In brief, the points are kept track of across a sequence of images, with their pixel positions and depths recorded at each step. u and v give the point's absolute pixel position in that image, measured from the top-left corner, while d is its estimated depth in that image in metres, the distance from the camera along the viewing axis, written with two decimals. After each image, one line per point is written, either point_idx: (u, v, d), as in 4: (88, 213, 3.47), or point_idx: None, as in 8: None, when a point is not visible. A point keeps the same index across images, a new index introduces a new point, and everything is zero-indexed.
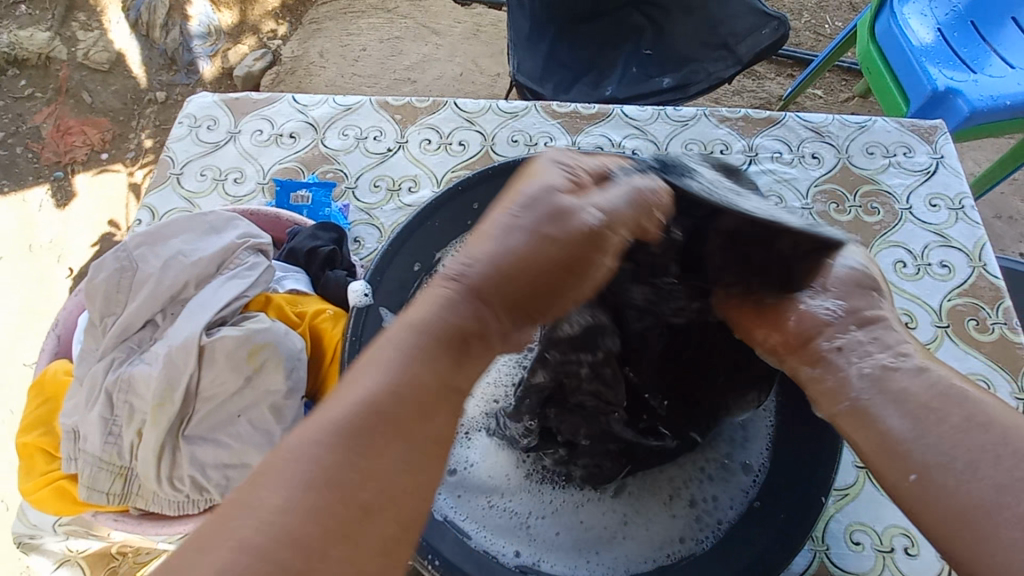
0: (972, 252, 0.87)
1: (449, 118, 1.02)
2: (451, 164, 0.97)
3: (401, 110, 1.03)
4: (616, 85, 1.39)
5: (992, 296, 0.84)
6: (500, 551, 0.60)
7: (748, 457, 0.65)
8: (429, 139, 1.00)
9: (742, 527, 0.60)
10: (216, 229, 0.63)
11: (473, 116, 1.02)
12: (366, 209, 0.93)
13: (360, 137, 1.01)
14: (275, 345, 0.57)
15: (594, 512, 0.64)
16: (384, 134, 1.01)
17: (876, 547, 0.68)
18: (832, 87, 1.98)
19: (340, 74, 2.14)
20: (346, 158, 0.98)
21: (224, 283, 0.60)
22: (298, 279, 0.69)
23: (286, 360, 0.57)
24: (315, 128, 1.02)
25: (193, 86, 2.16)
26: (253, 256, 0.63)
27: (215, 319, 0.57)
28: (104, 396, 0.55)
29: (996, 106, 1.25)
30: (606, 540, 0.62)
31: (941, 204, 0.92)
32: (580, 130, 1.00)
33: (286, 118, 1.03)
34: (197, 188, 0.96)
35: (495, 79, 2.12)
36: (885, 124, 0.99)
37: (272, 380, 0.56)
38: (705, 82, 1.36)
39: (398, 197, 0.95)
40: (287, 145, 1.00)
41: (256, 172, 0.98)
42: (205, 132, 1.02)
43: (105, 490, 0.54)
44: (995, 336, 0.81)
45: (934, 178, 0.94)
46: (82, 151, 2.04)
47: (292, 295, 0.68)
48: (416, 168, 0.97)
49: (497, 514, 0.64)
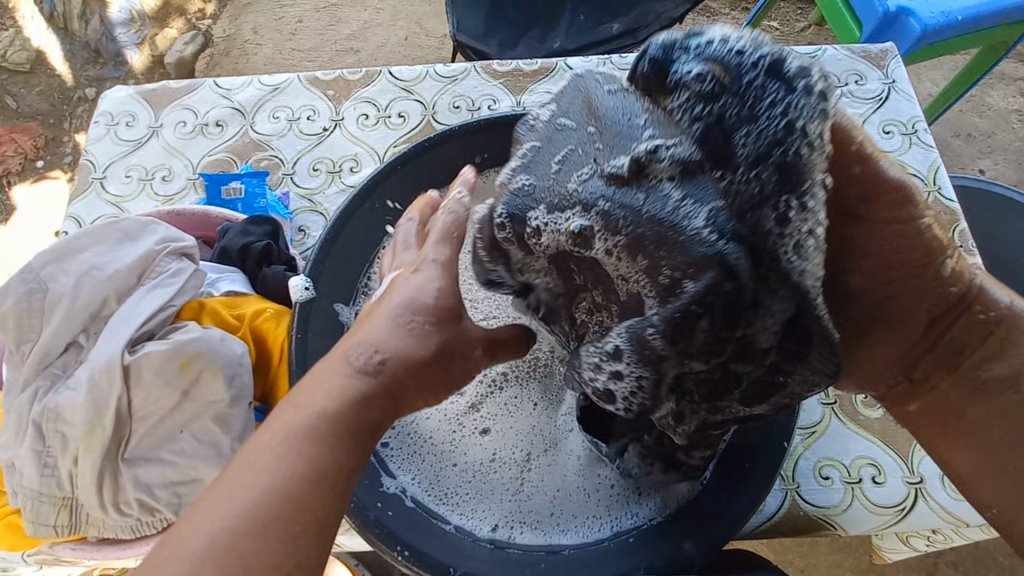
0: (927, 177, 0.86)
1: (385, 89, 0.96)
2: (392, 139, 0.92)
3: (333, 85, 0.97)
4: (564, 36, 1.32)
5: (948, 219, 0.84)
6: (475, 523, 0.61)
7: None
8: (366, 114, 0.94)
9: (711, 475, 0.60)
10: (132, 236, 0.58)
11: (410, 85, 0.96)
12: (308, 195, 0.89)
13: (293, 119, 0.94)
14: (209, 355, 0.54)
15: (579, 475, 0.63)
16: (318, 113, 0.95)
17: (845, 480, 0.70)
18: (788, 17, 1.93)
19: (278, 51, 2.02)
20: (280, 143, 0.93)
21: (146, 294, 0.56)
22: (234, 280, 0.66)
23: (224, 368, 0.54)
24: (244, 114, 0.95)
25: (122, 79, 2.01)
26: (176, 261, 0.58)
27: (140, 334, 0.54)
28: (33, 429, 0.52)
29: (947, 23, 1.22)
30: (585, 505, 0.62)
31: (894, 130, 0.90)
32: (524, 89, 0.95)
33: (210, 106, 0.96)
34: (124, 191, 0.90)
35: (442, 40, 2.01)
36: (836, 52, 0.96)
37: (212, 390, 0.54)
38: (656, 24, 1.30)
39: (340, 178, 0.90)
40: (214, 135, 0.94)
41: (184, 167, 0.92)
42: (124, 129, 0.95)
43: (51, 523, 0.52)
44: None
45: (887, 104, 0.92)
46: (15, 161, 1.91)
47: (229, 297, 0.65)
48: (356, 147, 0.92)
49: (479, 487, 0.63)
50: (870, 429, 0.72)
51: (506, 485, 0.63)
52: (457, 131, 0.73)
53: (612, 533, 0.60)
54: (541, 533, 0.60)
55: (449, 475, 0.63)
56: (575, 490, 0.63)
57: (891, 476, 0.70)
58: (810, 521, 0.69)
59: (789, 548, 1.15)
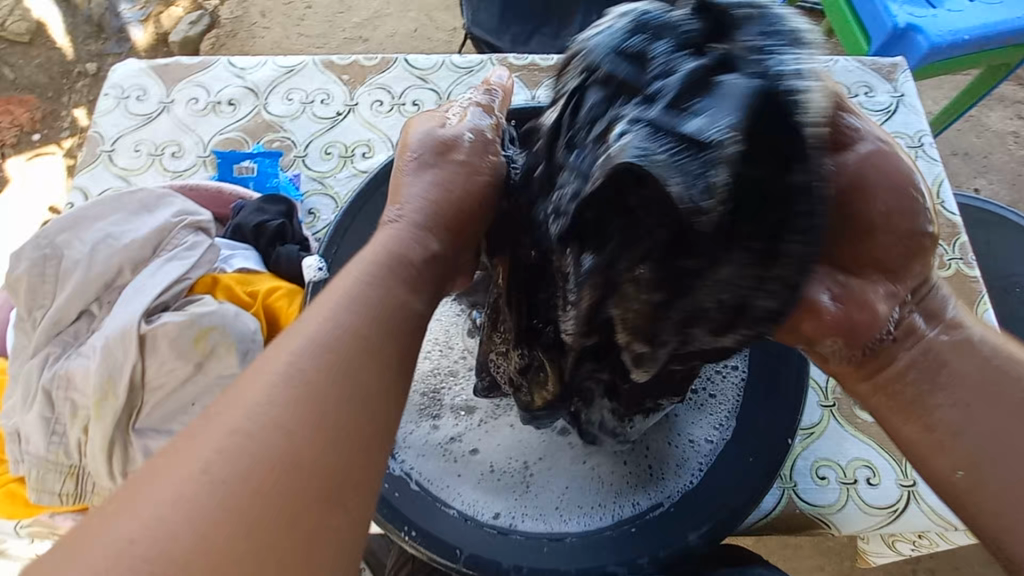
0: (931, 189, 0.88)
1: (400, 77, 0.96)
2: (405, 127, 0.92)
3: (348, 70, 0.97)
4: (577, 35, 1.33)
5: (950, 232, 0.85)
6: (479, 510, 0.60)
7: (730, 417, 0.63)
8: (380, 101, 0.94)
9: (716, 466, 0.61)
10: (149, 207, 0.58)
11: (426, 74, 0.96)
12: (319, 178, 0.88)
13: (306, 101, 0.94)
14: (224, 329, 0.53)
15: (586, 470, 0.63)
16: (331, 97, 0.94)
17: (841, 480, 0.71)
18: None
19: (285, 36, 2.01)
20: (292, 125, 0.92)
21: (163, 265, 0.56)
22: (248, 258, 0.65)
23: (238, 343, 0.54)
24: (256, 94, 0.95)
25: (125, 55, 1.98)
26: (192, 235, 0.58)
27: (155, 305, 0.54)
28: (42, 395, 0.51)
29: (954, 42, 1.24)
30: (592, 494, 0.62)
31: (901, 143, 0.91)
32: (539, 84, 0.95)
33: (222, 84, 0.96)
34: (133, 164, 0.90)
35: (452, 34, 2.01)
36: (847, 64, 0.98)
37: (225, 364, 0.54)
38: None
39: (352, 163, 0.89)
40: (226, 113, 0.93)
41: (195, 144, 0.91)
42: (134, 103, 0.95)
43: (56, 491, 0.52)
44: (951, 271, 0.82)
45: (894, 117, 0.93)
46: (11, 133, 1.88)
47: (242, 274, 0.64)
48: (369, 132, 0.92)
49: (485, 481, 0.62)
50: (868, 432, 0.74)
51: (510, 478, 0.63)
52: None
53: (616, 521, 0.60)
54: (546, 522, 0.60)
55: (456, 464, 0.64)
56: (582, 482, 0.62)
57: (886, 478, 0.71)
58: (807, 520, 0.70)
59: (776, 550, 1.16)
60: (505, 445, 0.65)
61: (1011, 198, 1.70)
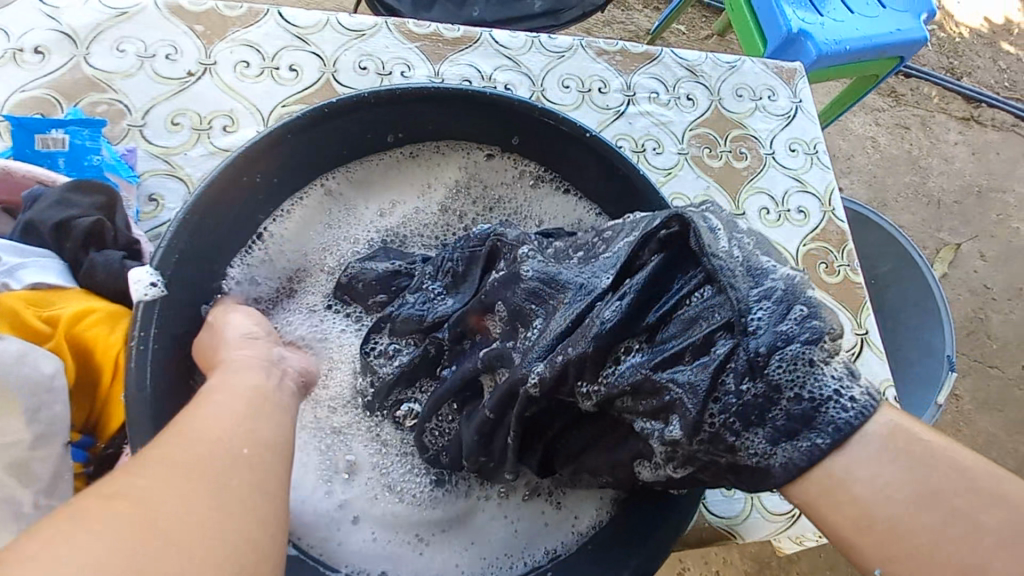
0: (824, 196, 0.91)
1: (273, 34, 0.79)
2: (280, 97, 0.76)
3: (203, 19, 0.78)
4: (483, 6, 1.21)
5: (839, 239, 0.89)
6: (365, 572, 0.56)
7: None
8: (247, 62, 0.77)
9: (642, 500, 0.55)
10: None
11: (306, 34, 0.80)
12: (164, 155, 0.70)
13: (144, 55, 0.74)
14: (1, 382, 0.40)
15: (488, 518, 0.59)
16: (180, 52, 0.75)
17: (745, 489, 0.72)
18: (694, 23, 1.99)
19: None
20: (125, 85, 0.72)
21: None
22: (45, 267, 0.49)
23: (24, 398, 0.41)
24: (75, 42, 0.73)
25: None
26: None
27: None
28: None
29: (838, 51, 1.31)
30: (488, 544, 0.58)
31: (799, 149, 0.94)
32: (442, 58, 0.84)
33: (23, 25, 0.72)
34: None
35: None
36: (752, 65, 0.98)
37: (4, 428, 0.40)
38: (578, 8, 1.24)
39: (209, 139, 0.72)
40: (29, 64, 0.71)
41: None
42: None
43: None
44: (839, 278, 0.87)
45: (793, 123, 0.95)
46: None
47: (36, 291, 0.47)
48: (231, 101, 0.74)
49: (371, 545, 0.57)
50: None
51: (401, 537, 0.58)
52: (373, 96, 0.60)
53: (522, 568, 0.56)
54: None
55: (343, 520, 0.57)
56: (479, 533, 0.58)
57: None
58: (714, 532, 0.70)
59: None
60: (396, 506, 0.58)
61: (869, 197, 1.90)
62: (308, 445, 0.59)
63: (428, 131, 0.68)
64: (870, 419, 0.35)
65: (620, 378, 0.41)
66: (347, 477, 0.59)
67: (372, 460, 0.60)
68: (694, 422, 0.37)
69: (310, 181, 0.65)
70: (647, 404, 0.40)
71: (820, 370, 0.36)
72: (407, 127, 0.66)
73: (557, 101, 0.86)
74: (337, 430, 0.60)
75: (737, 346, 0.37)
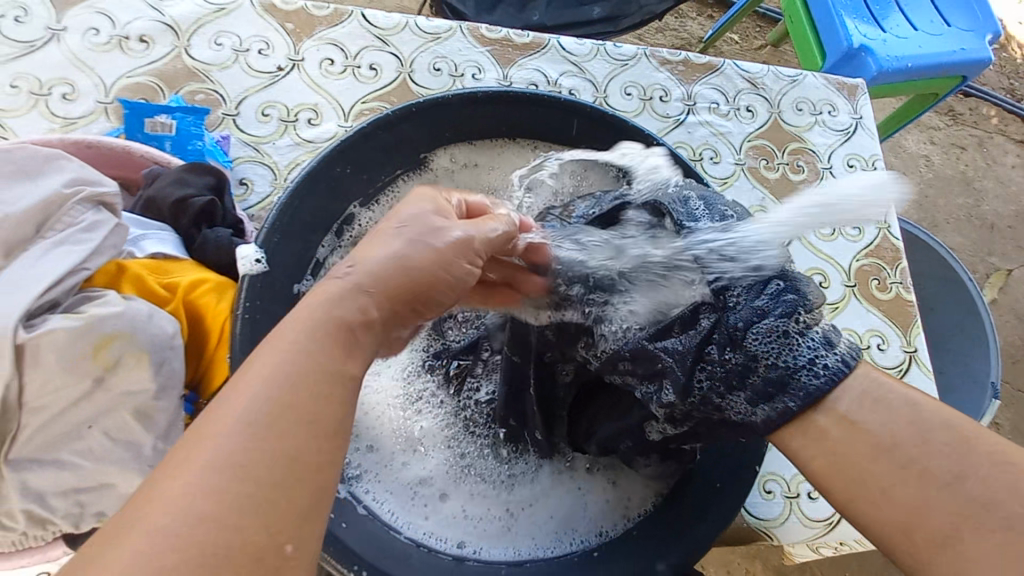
0: None
1: (355, 34, 0.84)
2: (360, 93, 0.81)
3: (293, 17, 0.83)
4: (544, 11, 1.24)
5: (893, 257, 0.89)
6: (440, 540, 0.58)
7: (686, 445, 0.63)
8: (331, 59, 0.82)
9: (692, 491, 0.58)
10: (31, 172, 0.47)
11: (386, 35, 0.85)
12: (254, 143, 0.76)
13: (239, 49, 0.80)
14: (133, 336, 0.45)
15: (553, 500, 0.63)
16: (272, 47, 0.81)
17: (785, 494, 0.74)
18: (748, 33, 1.98)
19: None
20: (221, 75, 0.78)
21: (48, 250, 0.45)
22: (163, 241, 0.55)
23: (151, 352, 0.46)
24: (176, 33, 0.79)
25: None
26: (92, 212, 0.47)
27: (39, 304, 0.43)
28: None
29: (900, 67, 1.29)
30: (558, 525, 0.61)
31: (856, 165, 0.94)
32: (511, 62, 0.87)
33: (132, 15, 0.79)
34: (7, 105, 0.72)
35: None
36: (814, 80, 0.98)
37: (134, 378, 0.45)
38: (637, 15, 1.26)
39: (295, 129, 0.77)
40: (136, 52, 0.77)
41: (94, 87, 0.75)
42: (9, 25, 0.76)
43: None
44: (891, 295, 0.87)
45: (852, 139, 0.96)
46: None
47: (156, 261, 0.53)
48: (316, 95, 0.80)
49: (447, 520, 0.60)
50: None
51: (477, 515, 0.61)
52: (453, 99, 0.64)
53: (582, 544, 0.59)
54: (509, 552, 0.58)
55: (412, 488, 0.62)
56: (548, 514, 0.62)
57: None
58: (751, 532, 0.72)
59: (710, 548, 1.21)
60: (464, 475, 0.64)
61: (919, 217, 1.86)
62: (387, 426, 0.65)
63: (498, 132, 0.71)
64: (836, 386, 0.44)
65: (624, 341, 0.50)
66: (426, 459, 0.64)
67: (445, 442, 0.65)
68: (683, 386, 0.47)
69: (400, 171, 0.69)
70: (644, 368, 0.49)
71: (796, 342, 0.45)
72: (477, 131, 0.70)
73: (618, 108, 0.89)
74: (412, 413, 0.66)
75: (718, 320, 0.48)
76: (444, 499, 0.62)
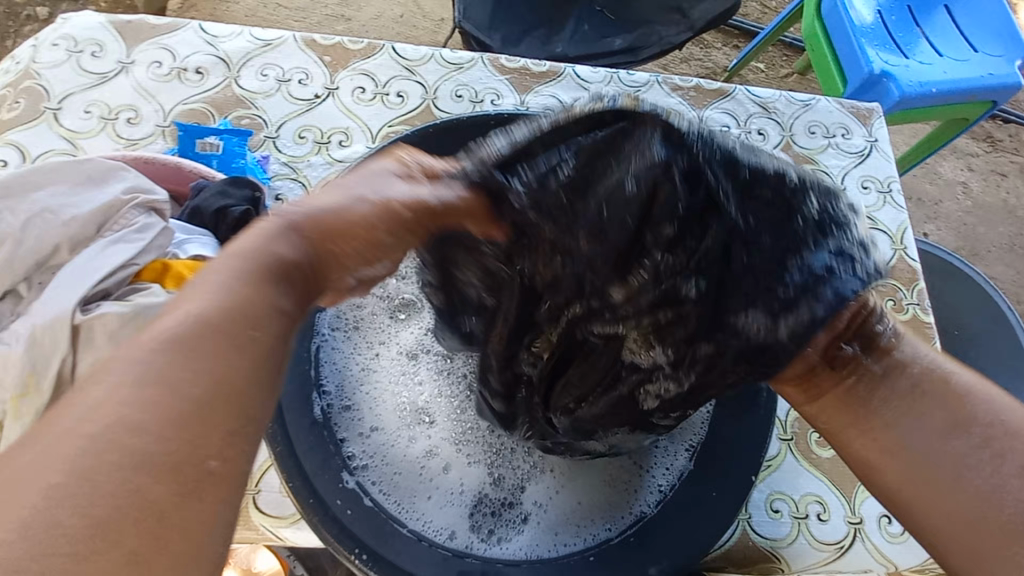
0: (895, 235, 0.91)
1: (386, 65, 0.91)
2: (387, 118, 0.88)
3: (330, 51, 0.92)
4: (568, 43, 1.31)
5: (909, 278, 0.88)
6: (434, 530, 0.59)
7: (682, 455, 0.64)
8: (363, 88, 0.89)
9: (694, 503, 0.61)
10: (97, 180, 0.55)
11: (413, 65, 0.92)
12: (290, 162, 0.83)
13: (283, 79, 0.88)
14: None
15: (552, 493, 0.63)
16: (310, 78, 0.89)
17: (793, 514, 0.73)
18: (774, 62, 2.01)
19: (263, 4, 1.77)
20: (265, 102, 0.87)
21: (107, 247, 0.53)
22: (204, 244, 0.61)
23: None
24: (228, 65, 0.88)
25: (84, 3, 1.70)
26: (144, 215, 0.55)
27: (95, 292, 0.51)
28: None
29: (924, 92, 1.29)
30: (557, 514, 0.62)
31: (871, 187, 0.95)
32: (529, 89, 0.93)
33: (191, 50, 0.89)
34: (81, 127, 0.82)
35: (440, 25, 1.80)
36: (827, 104, 1.00)
37: None
38: (657, 46, 1.31)
39: (327, 150, 0.84)
40: (193, 82, 0.87)
41: (154, 112, 0.84)
42: (88, 59, 0.87)
43: None
44: (908, 316, 0.86)
45: (867, 161, 0.96)
46: None
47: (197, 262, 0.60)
48: (347, 120, 0.87)
49: (445, 500, 0.61)
50: (821, 468, 0.76)
51: (473, 501, 0.62)
52: (464, 122, 0.70)
53: (585, 545, 0.59)
54: (514, 548, 0.59)
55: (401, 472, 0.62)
56: (551, 504, 0.62)
57: (834, 514, 0.73)
58: (758, 552, 0.71)
59: None
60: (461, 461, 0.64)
61: (957, 245, 1.80)
62: (389, 399, 0.66)
63: None
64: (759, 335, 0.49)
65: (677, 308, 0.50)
66: (427, 433, 0.65)
67: (450, 416, 0.66)
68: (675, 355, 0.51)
69: None
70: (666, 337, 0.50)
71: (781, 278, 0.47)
72: None
73: None
74: (415, 385, 0.67)
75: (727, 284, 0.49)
76: (435, 484, 0.62)
